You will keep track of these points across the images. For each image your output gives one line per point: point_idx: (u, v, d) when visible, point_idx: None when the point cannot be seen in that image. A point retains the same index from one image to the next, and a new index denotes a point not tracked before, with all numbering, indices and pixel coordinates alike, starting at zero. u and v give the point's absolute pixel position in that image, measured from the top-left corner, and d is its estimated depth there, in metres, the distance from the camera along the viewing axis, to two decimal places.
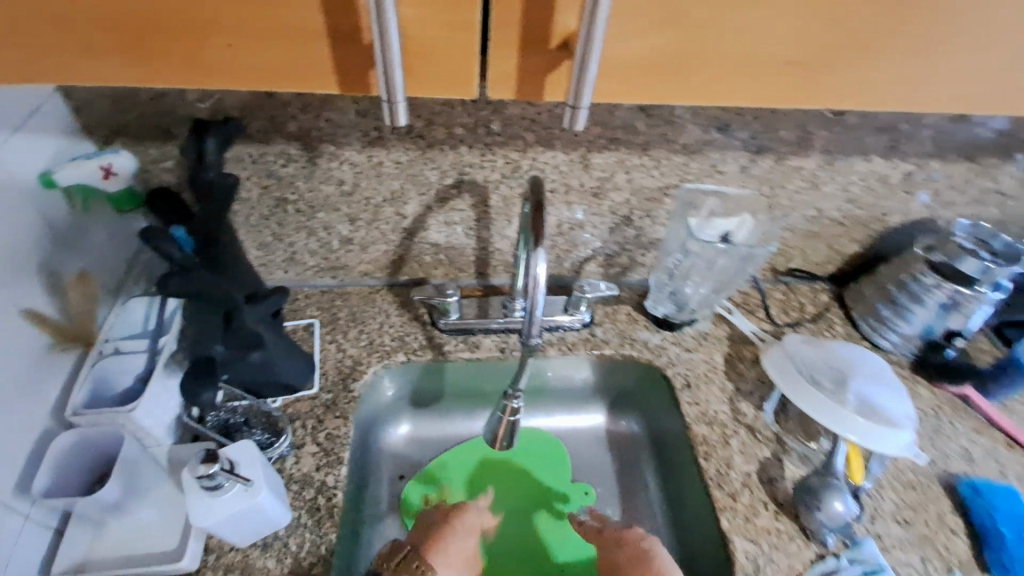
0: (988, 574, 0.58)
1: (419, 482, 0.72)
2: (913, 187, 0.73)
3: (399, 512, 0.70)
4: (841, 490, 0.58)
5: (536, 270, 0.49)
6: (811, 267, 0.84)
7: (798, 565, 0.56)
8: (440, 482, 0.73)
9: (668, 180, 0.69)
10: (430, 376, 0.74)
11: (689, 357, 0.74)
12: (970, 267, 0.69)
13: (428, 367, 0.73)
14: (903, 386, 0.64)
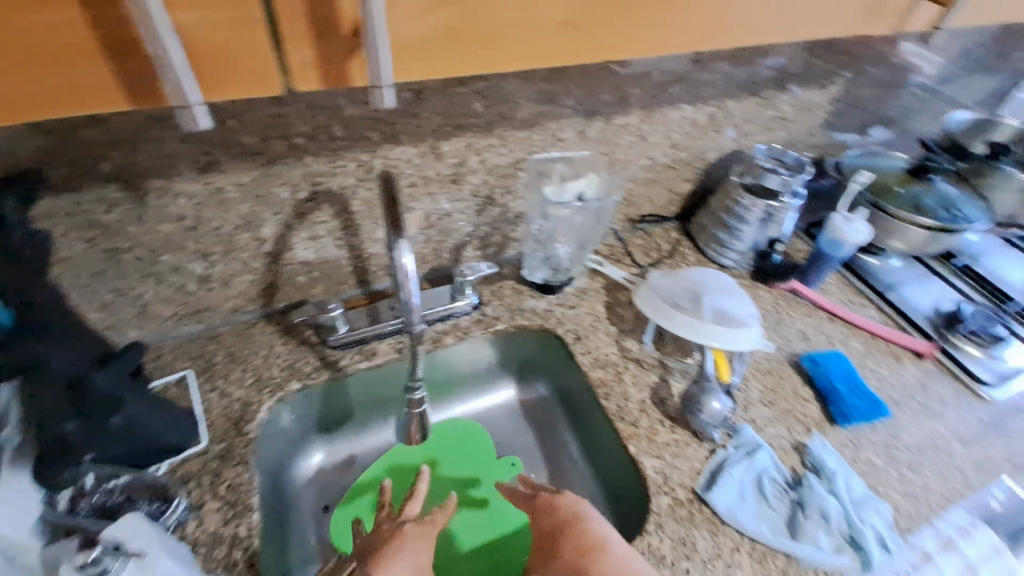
0: (836, 425, 0.71)
1: (346, 505, 0.71)
2: (719, 125, 0.85)
3: (331, 542, 0.68)
4: (716, 389, 0.67)
5: (402, 262, 0.50)
6: (657, 211, 0.96)
7: (697, 464, 0.65)
8: (368, 497, 0.72)
9: (518, 154, 0.73)
10: (332, 398, 0.73)
11: (574, 313, 0.81)
12: (773, 183, 0.84)
13: (327, 390, 0.71)
14: (746, 293, 0.76)
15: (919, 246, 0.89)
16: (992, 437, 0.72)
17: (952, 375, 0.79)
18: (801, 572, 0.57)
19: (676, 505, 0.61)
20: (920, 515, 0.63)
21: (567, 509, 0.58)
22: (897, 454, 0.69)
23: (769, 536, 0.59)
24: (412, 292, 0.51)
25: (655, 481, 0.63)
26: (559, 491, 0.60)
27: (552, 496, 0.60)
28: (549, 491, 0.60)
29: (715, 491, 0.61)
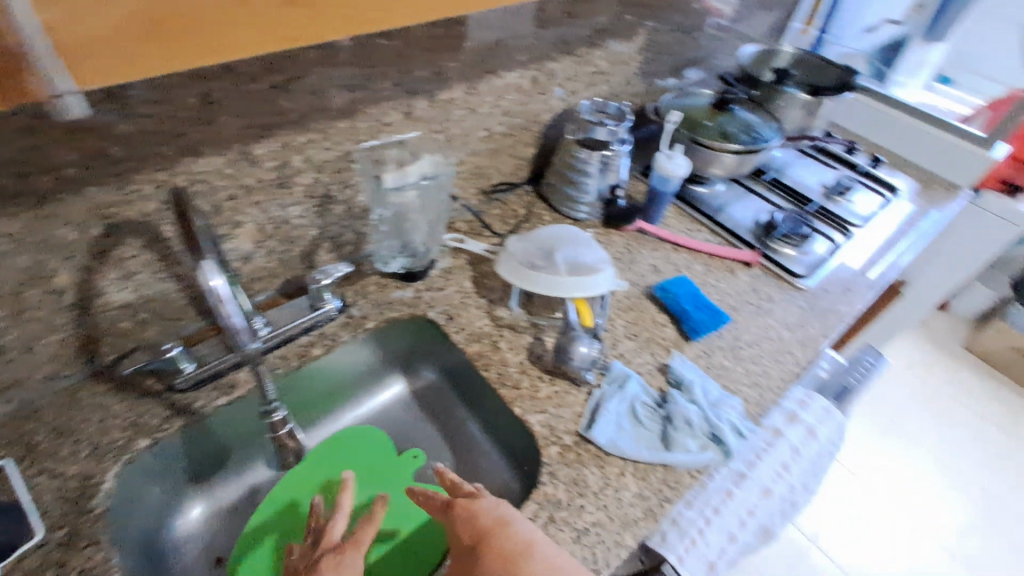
0: (690, 341, 0.79)
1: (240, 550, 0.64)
2: (544, 86, 0.88)
3: None
4: (582, 336, 0.71)
5: (212, 283, 0.51)
6: (508, 179, 0.97)
7: (578, 407, 0.69)
8: (265, 535, 0.66)
9: (345, 146, 0.70)
10: (196, 444, 0.67)
11: (443, 294, 0.81)
12: (602, 134, 0.90)
13: (186, 438, 0.65)
14: (594, 241, 0.81)
15: (733, 169, 1.01)
16: (809, 319, 0.85)
17: (776, 276, 0.92)
18: (678, 477, 0.64)
19: (564, 451, 0.65)
20: (766, 399, 0.74)
21: (485, 509, 0.52)
22: (742, 352, 0.79)
23: (647, 454, 0.64)
24: (232, 314, 0.54)
25: (542, 434, 0.66)
26: (472, 495, 0.54)
27: (471, 493, 0.54)
28: (460, 493, 0.54)
29: (597, 428, 0.66)
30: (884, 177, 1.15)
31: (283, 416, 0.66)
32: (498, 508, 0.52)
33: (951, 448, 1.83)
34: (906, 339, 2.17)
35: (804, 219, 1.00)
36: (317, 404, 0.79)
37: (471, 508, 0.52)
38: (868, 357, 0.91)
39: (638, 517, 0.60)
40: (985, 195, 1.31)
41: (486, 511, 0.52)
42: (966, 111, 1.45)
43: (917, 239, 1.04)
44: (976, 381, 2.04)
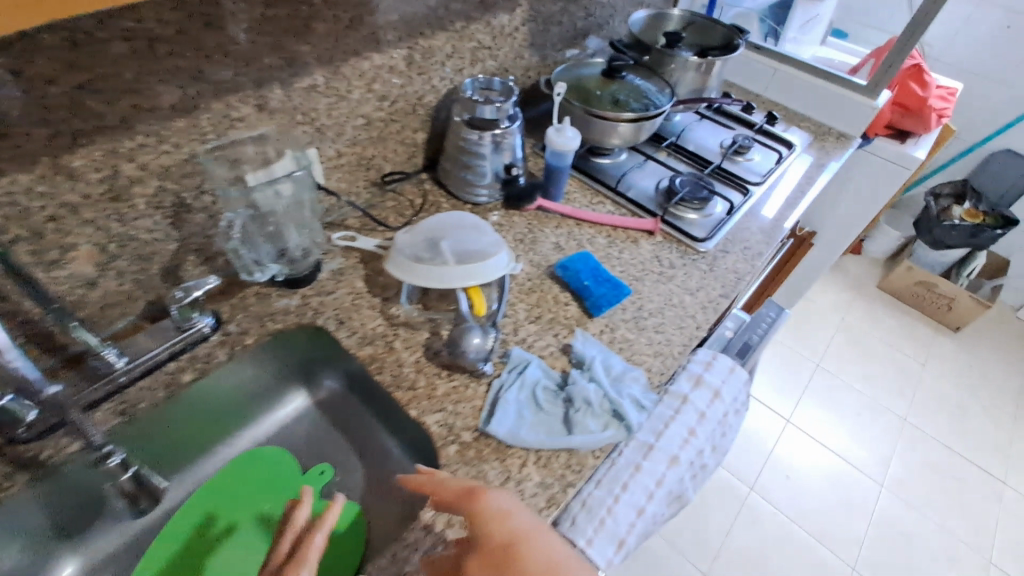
0: (594, 317, 0.78)
1: None
2: (423, 66, 0.83)
3: None
4: (474, 326, 0.68)
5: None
6: (400, 167, 0.92)
7: (478, 400, 0.67)
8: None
9: (191, 148, 0.63)
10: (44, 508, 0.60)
11: (333, 298, 0.76)
12: (489, 113, 0.84)
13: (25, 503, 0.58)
14: (485, 224, 0.77)
15: (631, 138, 0.99)
16: (710, 281, 0.86)
17: (677, 241, 0.91)
18: (580, 459, 0.63)
19: (464, 449, 0.63)
20: (668, 368, 0.74)
21: (507, 514, 0.47)
22: (644, 323, 0.78)
23: (547, 440, 0.63)
24: (16, 363, 0.48)
25: (441, 434, 0.64)
26: (501, 496, 0.49)
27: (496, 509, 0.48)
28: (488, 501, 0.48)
29: (495, 421, 0.64)
30: (780, 134, 1.17)
31: (119, 459, 0.59)
32: (524, 509, 0.48)
33: (870, 383, 1.96)
34: (825, 285, 2.29)
35: (703, 181, 1.00)
36: (206, 430, 0.73)
37: (495, 513, 0.47)
38: (770, 312, 0.92)
39: (540, 507, 0.59)
40: (877, 142, 1.36)
41: (516, 521, 0.47)
42: (855, 62, 1.49)
43: (812, 190, 1.07)
44: (890, 317, 2.18)
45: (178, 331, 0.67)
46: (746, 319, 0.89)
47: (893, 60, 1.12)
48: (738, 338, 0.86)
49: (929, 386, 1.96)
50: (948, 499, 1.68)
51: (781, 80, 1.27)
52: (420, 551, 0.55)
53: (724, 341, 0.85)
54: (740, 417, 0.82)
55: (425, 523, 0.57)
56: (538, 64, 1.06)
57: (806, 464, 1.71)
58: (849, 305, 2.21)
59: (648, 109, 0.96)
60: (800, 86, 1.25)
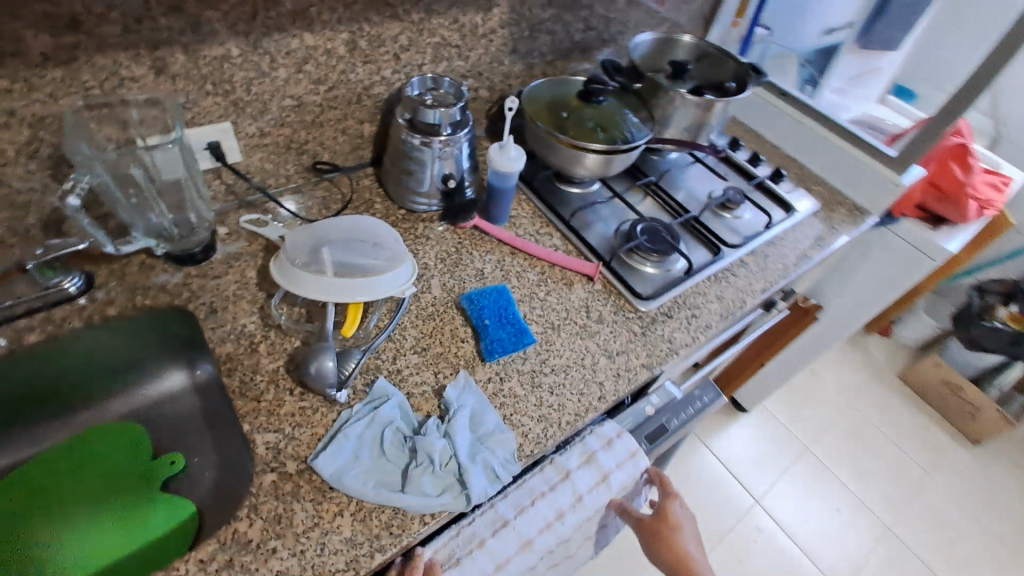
0: (487, 362, 0.69)
1: None
2: (370, 55, 0.76)
3: None
4: (328, 348, 0.62)
5: None
6: (339, 158, 0.86)
7: (320, 429, 0.60)
8: None
9: (70, 102, 0.59)
10: None
11: (217, 283, 0.71)
12: (431, 118, 0.76)
13: None
14: (390, 236, 0.70)
15: (600, 170, 0.90)
16: (635, 347, 0.76)
17: (617, 294, 0.82)
18: (404, 521, 0.56)
19: (281, 480, 0.56)
20: (548, 437, 0.65)
21: (677, 509, 0.73)
22: (541, 379, 0.70)
23: (372, 492, 0.56)
24: None
25: (264, 458, 0.58)
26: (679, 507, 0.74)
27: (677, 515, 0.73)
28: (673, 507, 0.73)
29: (323, 457, 0.57)
30: (783, 196, 1.05)
31: None
32: (689, 520, 0.74)
33: (861, 479, 1.77)
34: (839, 361, 2.09)
35: (669, 232, 0.90)
36: (52, 395, 0.68)
37: (677, 518, 0.73)
38: (701, 394, 0.85)
39: (336, 567, 0.52)
40: (904, 223, 1.22)
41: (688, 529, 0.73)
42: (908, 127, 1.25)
43: (799, 264, 0.94)
44: (904, 413, 1.97)
45: (43, 293, 0.66)
46: (675, 395, 0.83)
47: (930, 133, 0.97)
48: (652, 419, 0.79)
49: (927, 498, 1.76)
50: None
51: (803, 136, 1.14)
52: None
53: (642, 417, 0.78)
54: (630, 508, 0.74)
55: (204, 555, 0.51)
56: (522, 73, 0.98)
57: (763, 553, 1.56)
58: (859, 390, 2.01)
59: (623, 142, 0.86)
60: (821, 145, 1.11)
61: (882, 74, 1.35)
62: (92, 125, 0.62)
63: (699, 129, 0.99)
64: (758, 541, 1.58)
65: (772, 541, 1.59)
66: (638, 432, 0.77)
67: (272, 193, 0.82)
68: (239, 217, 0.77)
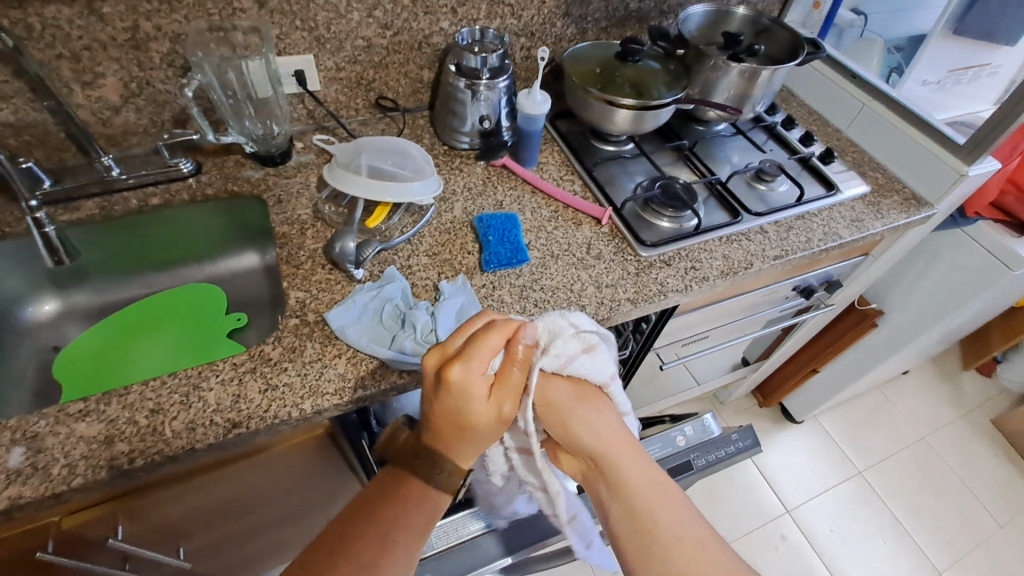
0: (485, 270, 0.79)
1: (73, 349, 0.82)
2: (430, 7, 0.91)
3: (53, 373, 0.80)
4: (351, 232, 0.76)
5: None
6: (401, 98, 1.01)
7: (337, 294, 0.73)
8: (98, 342, 0.83)
9: (196, 24, 0.80)
10: (25, 257, 0.81)
11: (286, 182, 0.88)
12: (473, 62, 0.88)
13: (11, 254, 0.80)
14: (420, 157, 0.84)
15: (631, 127, 0.96)
16: (625, 283, 0.81)
17: (622, 238, 0.87)
18: (385, 373, 0.67)
19: (301, 325, 0.70)
20: None
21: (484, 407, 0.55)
22: (530, 293, 0.77)
23: (363, 345, 0.67)
24: None
25: (292, 306, 0.71)
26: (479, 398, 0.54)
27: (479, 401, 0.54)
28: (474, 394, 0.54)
29: (334, 312, 0.70)
30: (829, 175, 1.02)
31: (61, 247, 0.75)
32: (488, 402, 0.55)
33: (917, 517, 1.60)
34: (921, 393, 1.89)
35: (689, 190, 0.93)
36: (167, 253, 0.92)
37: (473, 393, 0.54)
38: (737, 438, 0.83)
39: (326, 391, 0.64)
40: (981, 225, 1.13)
41: (455, 338, 0.55)
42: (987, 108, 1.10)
43: (826, 238, 0.92)
44: (989, 462, 1.74)
45: (166, 170, 0.87)
46: (712, 432, 0.83)
47: (1000, 118, 0.90)
48: (676, 455, 0.81)
49: (998, 555, 1.55)
50: None
51: (868, 118, 1.09)
52: (217, 378, 0.64)
53: (671, 446, 0.81)
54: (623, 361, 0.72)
55: (236, 361, 0.66)
56: (574, 36, 1.06)
57: (781, 562, 1.48)
58: (939, 427, 1.81)
59: (653, 99, 0.92)
60: (886, 130, 1.06)
61: (997, 75, 1.14)
62: (212, 45, 0.83)
63: (743, 99, 1.00)
64: (780, 550, 1.51)
65: (796, 554, 1.50)
66: (662, 461, 0.80)
67: (343, 121, 0.99)
68: (315, 135, 0.95)
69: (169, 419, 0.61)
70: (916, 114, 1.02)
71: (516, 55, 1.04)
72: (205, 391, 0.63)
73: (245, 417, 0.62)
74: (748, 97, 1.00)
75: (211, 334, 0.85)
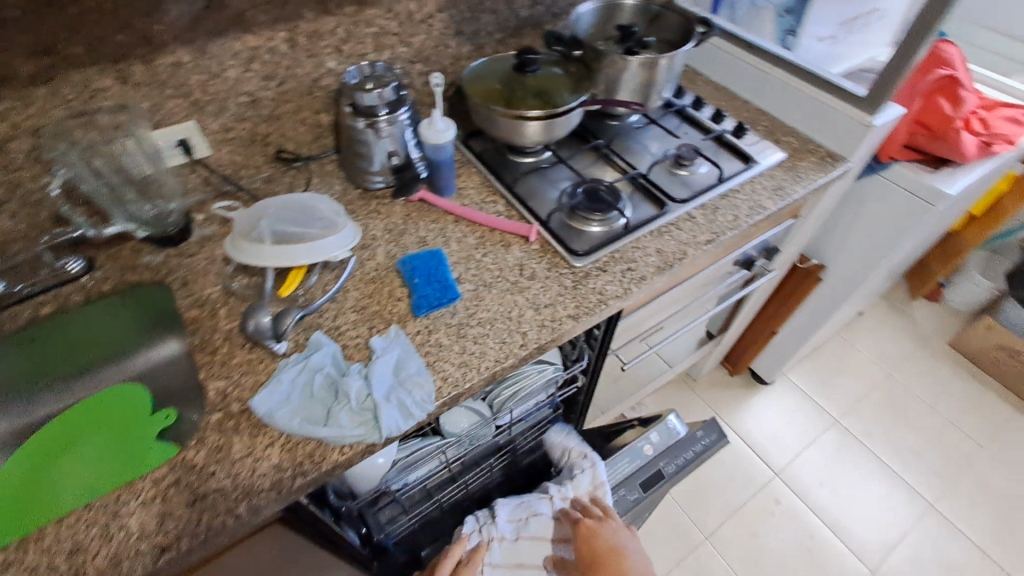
0: (417, 316, 0.75)
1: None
2: (312, 50, 0.87)
3: None
4: (263, 307, 0.70)
5: None
6: (303, 147, 0.97)
7: (261, 375, 0.68)
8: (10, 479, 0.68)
9: (55, 113, 0.73)
10: None
11: (191, 260, 0.82)
12: (368, 100, 0.84)
13: None
14: (329, 213, 0.79)
15: (544, 137, 0.95)
16: (564, 299, 0.79)
17: (554, 252, 0.85)
18: (325, 452, 0.62)
19: (225, 418, 0.64)
20: (465, 381, 0.68)
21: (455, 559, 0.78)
22: (467, 330, 0.74)
23: (296, 427, 0.62)
24: None
25: (212, 400, 0.66)
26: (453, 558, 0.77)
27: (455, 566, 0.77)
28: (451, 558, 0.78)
29: (259, 397, 0.64)
30: (744, 148, 1.03)
31: None
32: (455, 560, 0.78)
33: (896, 451, 1.66)
34: (879, 330, 1.95)
35: (613, 190, 0.92)
36: (73, 360, 0.81)
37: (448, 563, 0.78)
38: (702, 434, 0.89)
39: (261, 487, 0.59)
40: (896, 167, 1.15)
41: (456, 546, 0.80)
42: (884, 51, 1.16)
43: (752, 213, 0.92)
44: (952, 383, 1.82)
45: (54, 274, 0.81)
46: (677, 432, 0.90)
47: (895, 67, 0.92)
48: (645, 468, 0.86)
49: (979, 474, 1.61)
50: None
51: (772, 86, 1.10)
52: (139, 499, 0.59)
53: (640, 457, 0.87)
54: (557, 433, 0.92)
55: (157, 476, 0.60)
56: (470, 53, 1.04)
57: (780, 526, 1.50)
58: (900, 359, 1.87)
59: (558, 107, 0.91)
60: (791, 93, 1.08)
61: (886, 20, 1.17)
62: (78, 132, 0.77)
63: (649, 88, 1.00)
64: (776, 516, 1.52)
65: (792, 516, 1.52)
66: (632, 479, 0.86)
67: (245, 182, 0.93)
68: (215, 203, 0.89)
69: (88, 558, 0.55)
70: (815, 75, 1.04)
71: (416, 81, 1.01)
72: (127, 517, 0.58)
73: (174, 538, 0.56)
74: (653, 85, 1.00)
75: (133, 436, 0.68)
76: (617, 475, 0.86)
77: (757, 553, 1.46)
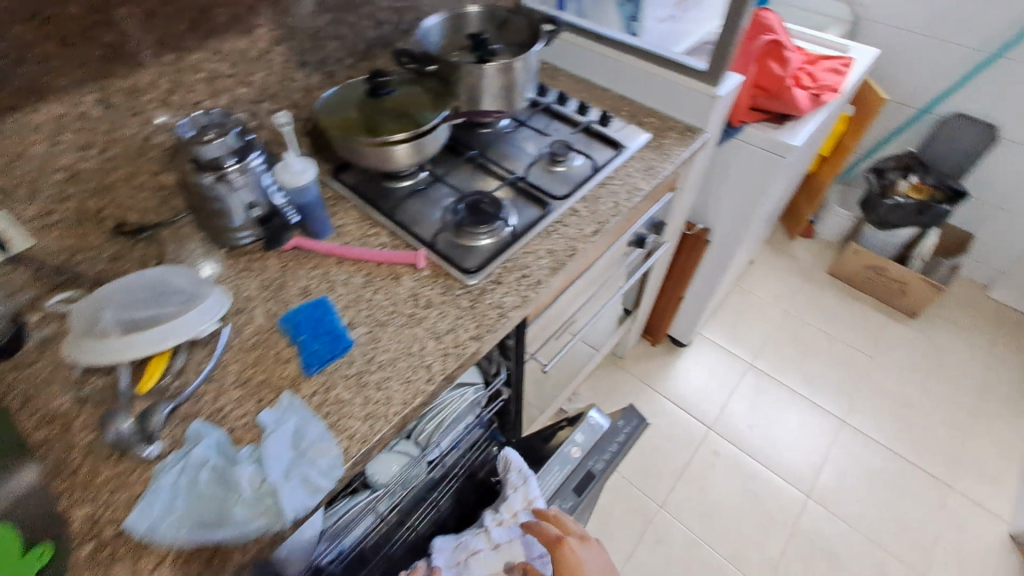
0: (310, 375, 0.69)
1: None
2: (135, 107, 0.78)
3: None
4: (120, 412, 0.62)
5: None
6: (149, 213, 0.87)
7: (137, 486, 0.59)
8: None
9: None
10: None
11: (29, 370, 0.70)
12: (209, 153, 0.75)
13: None
14: (189, 285, 0.71)
15: (415, 158, 0.92)
16: (464, 322, 0.76)
17: (447, 275, 0.83)
18: (226, 554, 0.55)
19: (97, 549, 0.55)
20: (374, 434, 0.64)
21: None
22: (368, 378, 0.69)
23: (186, 537, 0.55)
24: None
25: (79, 531, 0.56)
26: None
27: None
28: None
29: (133, 516, 0.56)
30: (610, 135, 1.08)
31: None
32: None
33: (806, 379, 1.81)
34: (770, 274, 2.13)
35: (494, 200, 0.91)
36: None
37: None
38: (625, 423, 0.92)
39: None
40: (747, 130, 1.24)
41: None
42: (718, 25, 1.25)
43: (630, 197, 0.96)
44: (839, 307, 2.02)
45: None
46: (600, 427, 0.91)
47: (726, 40, 1.00)
48: (575, 471, 0.87)
49: (875, 383, 1.81)
50: (896, 521, 1.52)
51: (626, 71, 1.15)
52: None
53: (569, 462, 0.87)
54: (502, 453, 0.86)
55: None
56: (322, 83, 0.99)
57: (724, 476, 1.59)
58: (793, 296, 2.06)
59: (422, 126, 0.89)
60: (643, 76, 1.13)
61: None
62: None
63: (510, 93, 1.00)
64: (719, 468, 1.61)
65: (733, 464, 1.62)
66: (564, 487, 0.86)
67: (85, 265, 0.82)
68: (48, 298, 0.77)
69: None
70: (661, 56, 1.10)
71: (266, 121, 0.94)
72: None
73: None
74: (514, 88, 1.00)
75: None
76: (550, 487, 0.86)
77: (709, 509, 1.53)
